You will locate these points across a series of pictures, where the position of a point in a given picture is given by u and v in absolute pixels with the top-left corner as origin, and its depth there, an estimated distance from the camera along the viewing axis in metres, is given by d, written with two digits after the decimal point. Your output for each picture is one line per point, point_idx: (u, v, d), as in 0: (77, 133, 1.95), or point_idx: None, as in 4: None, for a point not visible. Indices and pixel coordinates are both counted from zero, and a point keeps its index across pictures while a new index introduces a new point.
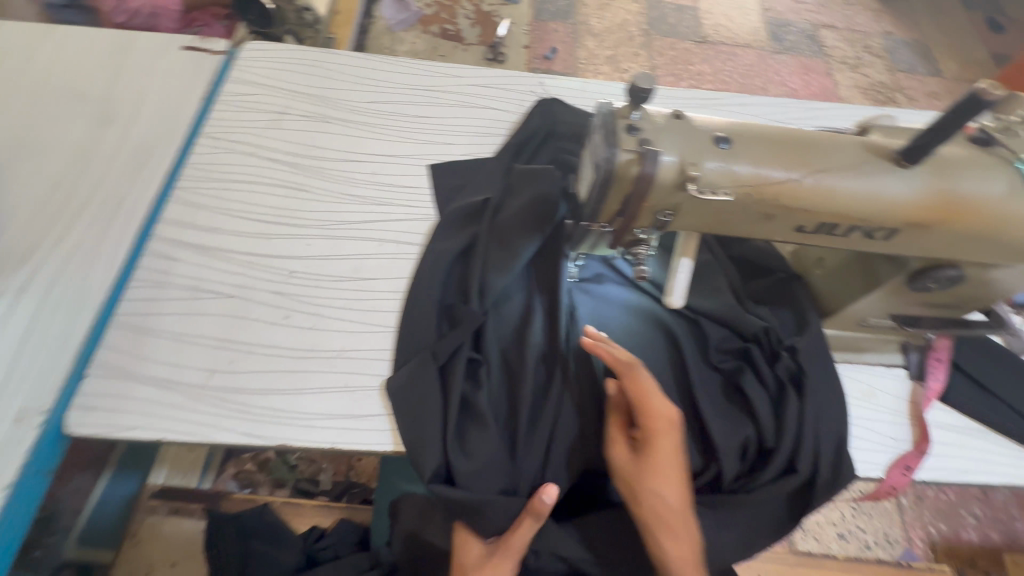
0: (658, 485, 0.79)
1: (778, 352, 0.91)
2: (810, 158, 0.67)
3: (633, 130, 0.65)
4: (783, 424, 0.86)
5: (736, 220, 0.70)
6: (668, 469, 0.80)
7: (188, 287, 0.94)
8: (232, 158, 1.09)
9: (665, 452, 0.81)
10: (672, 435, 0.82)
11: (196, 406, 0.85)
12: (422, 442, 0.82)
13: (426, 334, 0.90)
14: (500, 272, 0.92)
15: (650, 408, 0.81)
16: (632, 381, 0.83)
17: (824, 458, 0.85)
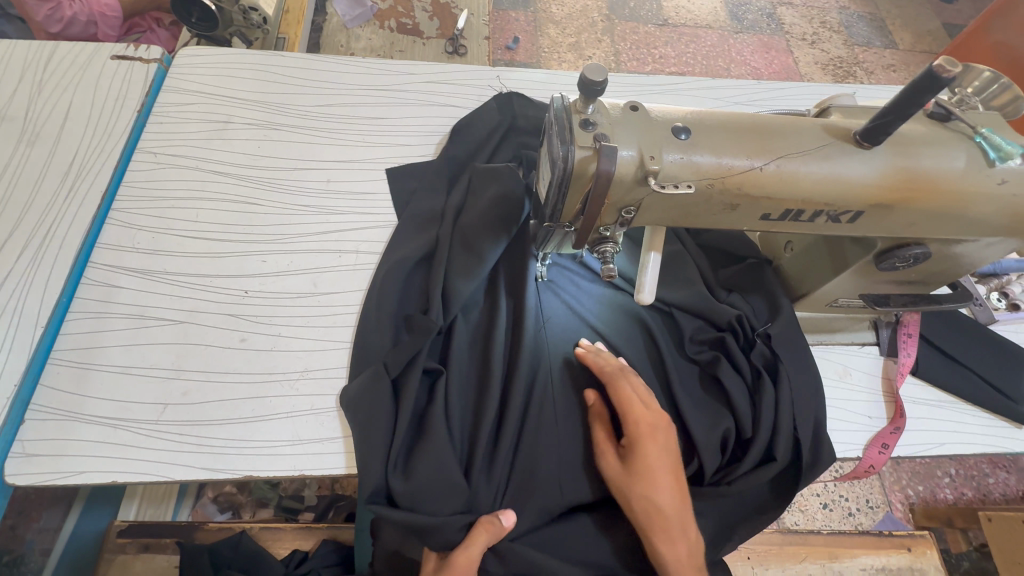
0: (648, 487, 0.78)
1: (754, 340, 0.90)
2: (770, 143, 0.65)
3: (588, 125, 0.62)
4: (759, 414, 0.85)
5: (701, 212, 0.67)
6: (658, 470, 0.79)
7: (133, 316, 0.88)
8: (174, 173, 1.02)
9: (653, 453, 0.79)
10: (662, 435, 0.81)
11: (150, 443, 0.80)
12: (365, 461, 0.77)
13: (386, 345, 0.86)
14: (463, 279, 0.89)
15: (633, 410, 0.81)
16: (614, 386, 0.83)
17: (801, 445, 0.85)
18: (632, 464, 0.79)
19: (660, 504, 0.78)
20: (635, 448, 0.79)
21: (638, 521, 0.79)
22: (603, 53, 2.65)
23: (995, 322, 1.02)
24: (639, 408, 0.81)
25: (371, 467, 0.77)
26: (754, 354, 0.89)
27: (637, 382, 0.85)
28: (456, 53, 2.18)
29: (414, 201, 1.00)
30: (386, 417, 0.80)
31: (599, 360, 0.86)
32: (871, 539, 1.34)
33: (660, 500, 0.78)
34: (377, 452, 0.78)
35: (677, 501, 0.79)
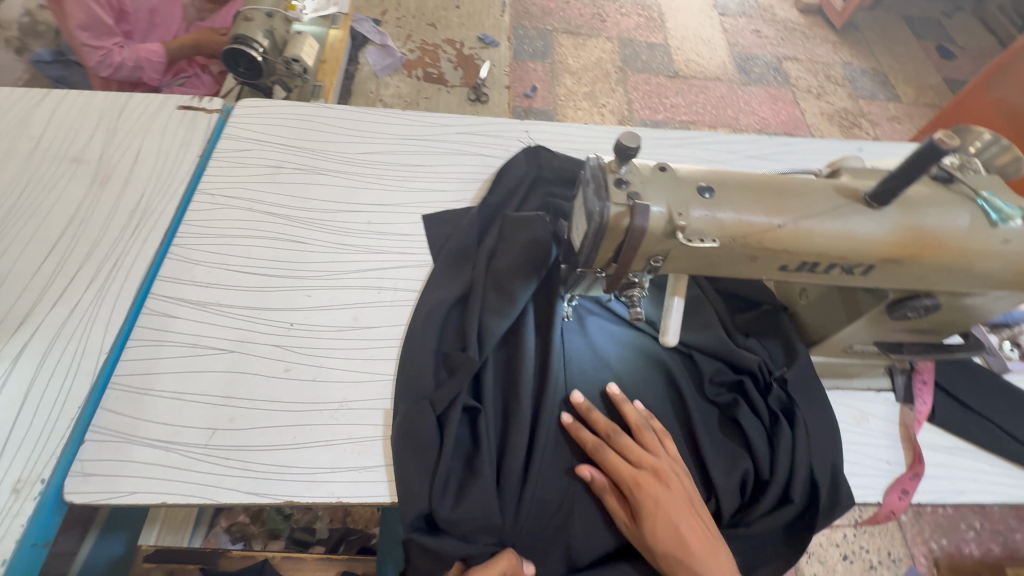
0: (668, 543, 0.79)
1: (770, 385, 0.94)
2: (789, 204, 0.71)
3: (622, 184, 0.69)
4: (777, 457, 0.88)
5: (724, 262, 0.73)
6: (666, 528, 0.80)
7: (187, 344, 0.95)
8: (229, 213, 1.11)
9: (659, 513, 0.80)
10: (662, 490, 0.82)
11: (198, 467, 0.84)
12: (407, 489, 0.82)
13: (424, 380, 0.91)
14: (498, 319, 0.95)
15: (625, 476, 0.83)
16: (601, 457, 0.86)
17: (819, 490, 0.87)
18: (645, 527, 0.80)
19: (688, 557, 0.78)
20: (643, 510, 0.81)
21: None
22: (616, 101, 2.79)
23: (1008, 372, 1.05)
24: (627, 472, 0.84)
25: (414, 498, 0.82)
26: (772, 399, 0.93)
27: (627, 444, 0.86)
28: (478, 100, 2.32)
29: (448, 244, 1.07)
30: (427, 449, 0.85)
31: (582, 432, 0.88)
32: None
33: (685, 552, 0.78)
34: (419, 483, 0.83)
35: (706, 547, 0.78)
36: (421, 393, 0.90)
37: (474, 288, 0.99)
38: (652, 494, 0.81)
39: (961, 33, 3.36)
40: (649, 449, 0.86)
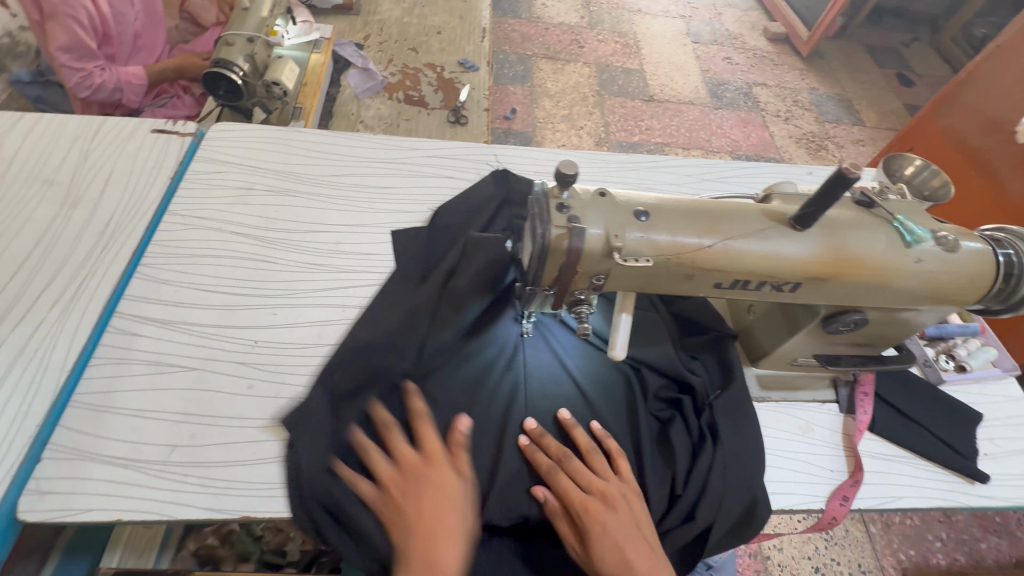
0: (610, 563, 0.80)
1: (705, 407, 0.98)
2: (719, 226, 0.77)
3: (563, 208, 0.73)
4: (696, 476, 0.91)
5: (663, 280, 0.78)
6: (612, 549, 0.81)
7: (149, 362, 0.96)
8: (199, 233, 1.14)
9: (604, 533, 0.82)
10: (609, 513, 0.84)
11: (156, 484, 0.85)
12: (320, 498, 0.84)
13: (360, 389, 0.94)
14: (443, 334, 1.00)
15: (576, 497, 0.86)
16: (554, 479, 0.88)
17: (723, 513, 0.90)
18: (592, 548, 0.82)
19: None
20: (590, 530, 0.83)
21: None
22: (594, 124, 2.89)
23: (944, 382, 1.11)
24: (576, 495, 0.86)
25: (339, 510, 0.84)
26: (705, 418, 0.97)
27: (579, 468, 0.89)
28: (458, 122, 2.39)
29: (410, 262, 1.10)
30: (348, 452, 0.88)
31: (536, 454, 0.90)
32: None
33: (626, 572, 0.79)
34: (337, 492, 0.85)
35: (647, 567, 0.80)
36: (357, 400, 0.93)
37: (421, 302, 1.01)
38: (598, 517, 0.83)
39: (920, 61, 3.54)
40: (600, 472, 0.89)
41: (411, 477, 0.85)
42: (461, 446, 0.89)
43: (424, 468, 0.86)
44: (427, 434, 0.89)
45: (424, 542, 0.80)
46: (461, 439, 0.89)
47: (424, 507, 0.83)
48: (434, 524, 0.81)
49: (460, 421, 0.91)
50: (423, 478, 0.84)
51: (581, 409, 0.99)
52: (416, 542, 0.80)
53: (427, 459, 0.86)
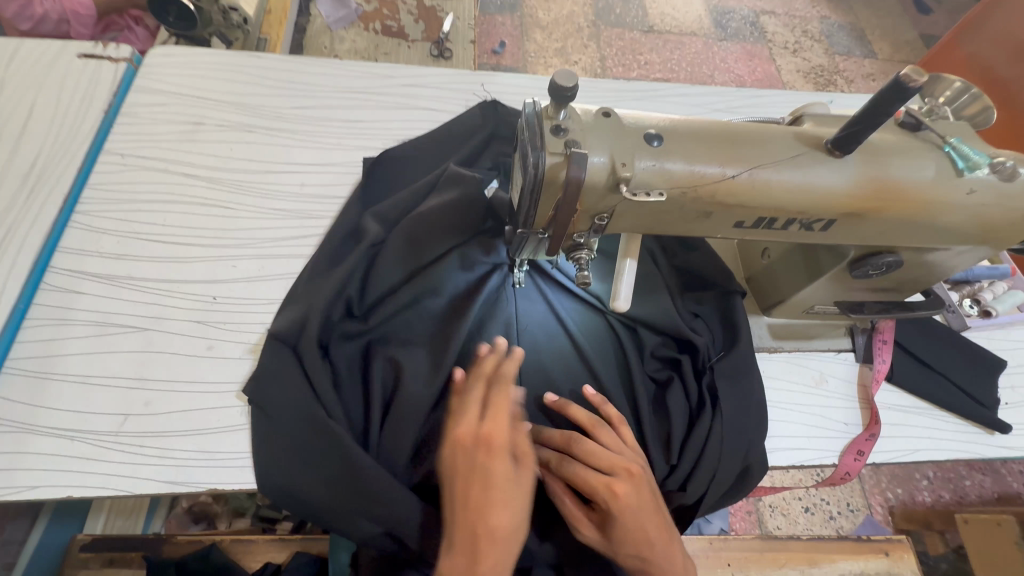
0: (632, 546, 0.73)
1: (703, 372, 0.89)
2: (743, 153, 0.64)
3: (560, 131, 0.61)
4: (690, 446, 0.84)
5: (675, 219, 0.67)
6: (636, 530, 0.72)
7: (94, 323, 0.85)
8: (143, 176, 0.99)
9: (631, 518, 0.72)
10: (633, 491, 0.73)
11: (110, 457, 0.77)
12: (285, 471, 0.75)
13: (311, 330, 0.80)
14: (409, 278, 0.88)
15: (594, 485, 0.73)
16: (559, 464, 0.77)
17: (718, 482, 0.84)
18: (610, 533, 0.74)
19: (649, 555, 0.73)
20: (610, 518, 0.73)
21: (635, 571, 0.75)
22: (589, 58, 2.65)
23: (968, 329, 1.03)
24: (596, 482, 0.74)
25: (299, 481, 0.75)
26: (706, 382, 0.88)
27: (587, 446, 0.77)
28: (441, 56, 2.16)
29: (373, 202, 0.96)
30: (298, 395, 0.77)
31: (540, 451, 0.80)
32: (849, 544, 1.34)
33: (648, 554, 0.73)
34: (298, 466, 0.75)
35: (667, 543, 0.74)
36: (312, 342, 0.79)
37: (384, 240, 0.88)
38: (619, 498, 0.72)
39: None
40: (614, 449, 0.77)
41: (461, 457, 0.69)
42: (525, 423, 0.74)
43: (484, 452, 0.68)
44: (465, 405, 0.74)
45: (474, 540, 0.65)
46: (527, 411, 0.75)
47: (466, 490, 0.67)
48: (486, 512, 0.66)
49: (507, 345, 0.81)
50: (460, 465, 0.69)
51: (576, 366, 0.90)
52: (455, 527, 0.66)
53: (467, 440, 0.70)
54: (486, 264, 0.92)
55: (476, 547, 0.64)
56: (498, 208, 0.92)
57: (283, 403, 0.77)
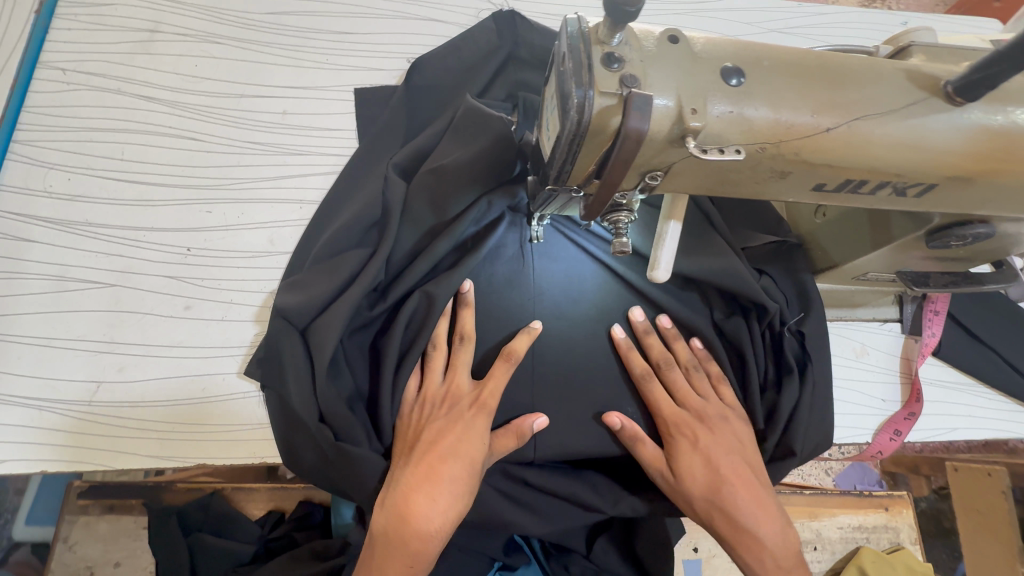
0: (712, 503, 0.72)
1: (782, 337, 0.81)
2: (841, 99, 0.50)
3: (613, 62, 0.46)
4: (776, 421, 0.79)
5: (744, 180, 0.53)
6: (723, 472, 0.72)
7: (52, 277, 0.75)
8: (91, 98, 0.83)
9: (703, 463, 0.73)
10: (713, 434, 0.75)
11: (85, 428, 0.70)
12: (292, 446, 0.70)
13: (327, 316, 0.68)
14: (428, 243, 0.76)
15: (683, 420, 0.76)
16: (646, 391, 0.78)
17: (798, 452, 0.78)
18: (682, 481, 0.73)
19: (737, 515, 0.71)
20: (694, 463, 0.73)
21: (717, 534, 0.73)
22: None
23: None
24: (689, 423, 0.75)
25: (309, 458, 0.70)
26: (785, 345, 0.80)
27: (676, 379, 0.79)
28: None
29: (375, 140, 0.82)
30: (308, 385, 0.67)
31: (630, 363, 0.78)
32: (850, 499, 1.34)
33: (739, 511, 0.71)
34: (307, 441, 0.69)
35: (755, 503, 0.72)
36: (325, 328, 0.67)
37: (402, 201, 0.75)
38: (704, 436, 0.74)
39: None
40: (683, 386, 0.78)
41: (436, 408, 0.72)
42: (522, 441, 0.72)
43: (463, 407, 0.71)
44: (440, 356, 0.75)
45: (421, 479, 0.65)
46: (528, 434, 0.73)
47: (428, 435, 0.69)
48: (442, 459, 0.67)
49: (464, 289, 0.76)
50: (430, 418, 0.71)
51: (599, 337, 0.81)
52: (406, 468, 0.67)
53: (451, 394, 0.72)
54: (506, 220, 0.80)
55: (416, 487, 0.65)
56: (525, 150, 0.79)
57: (285, 384, 0.68)
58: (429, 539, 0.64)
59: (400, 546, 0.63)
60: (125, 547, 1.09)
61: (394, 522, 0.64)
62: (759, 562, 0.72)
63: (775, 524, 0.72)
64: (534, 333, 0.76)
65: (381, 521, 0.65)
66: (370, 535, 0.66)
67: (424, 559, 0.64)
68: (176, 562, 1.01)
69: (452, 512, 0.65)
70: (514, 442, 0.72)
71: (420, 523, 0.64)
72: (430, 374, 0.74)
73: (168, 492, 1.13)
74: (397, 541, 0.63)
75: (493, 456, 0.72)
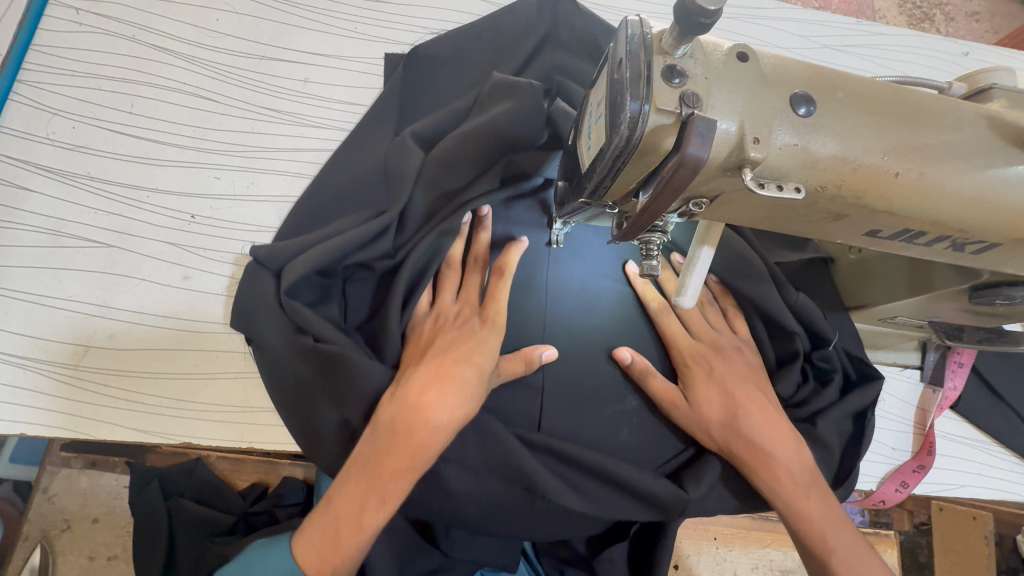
0: (731, 430, 0.69)
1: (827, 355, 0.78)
2: (912, 141, 0.46)
3: (674, 76, 0.42)
4: (807, 402, 0.77)
5: (794, 217, 0.49)
6: (735, 390, 0.71)
7: (46, 231, 0.71)
8: (102, 42, 0.78)
9: (718, 392, 0.71)
10: (723, 363, 0.73)
11: (70, 393, 0.67)
12: (283, 407, 0.67)
13: (305, 263, 0.64)
14: (447, 209, 0.71)
15: (697, 350, 0.74)
16: (663, 327, 0.76)
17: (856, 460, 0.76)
18: (697, 409, 0.71)
19: (760, 440, 0.68)
20: (706, 385, 0.72)
21: (736, 462, 0.69)
22: None
23: None
24: (702, 350, 0.74)
25: (300, 424, 0.66)
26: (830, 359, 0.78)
27: (693, 315, 0.77)
28: None
29: (399, 105, 0.78)
30: (288, 345, 0.64)
31: (649, 297, 0.77)
32: None
33: (753, 428, 0.68)
34: (292, 407, 0.66)
35: (773, 427, 0.69)
36: (300, 268, 0.63)
37: (413, 164, 0.70)
38: (716, 363, 0.72)
39: None
40: (698, 318, 0.77)
41: (449, 320, 0.68)
42: (529, 368, 0.69)
43: (475, 321, 0.68)
44: (454, 277, 0.72)
45: (432, 377, 0.60)
46: (536, 363, 0.69)
47: (439, 342, 0.65)
48: (455, 361, 0.62)
49: (483, 212, 0.72)
50: (441, 329, 0.67)
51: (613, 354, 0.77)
52: (417, 369, 0.62)
53: (463, 311, 0.69)
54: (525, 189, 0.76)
55: (426, 383, 0.59)
56: (559, 123, 0.74)
57: (274, 333, 0.65)
58: (437, 434, 0.58)
59: (405, 435, 0.57)
60: (105, 504, 1.07)
61: (401, 411, 0.58)
62: (782, 486, 0.67)
63: (794, 443, 0.68)
64: (524, 246, 0.73)
65: (389, 410, 0.59)
66: (372, 424, 0.59)
67: (427, 454, 0.57)
68: (152, 527, 0.99)
69: (462, 412, 0.59)
70: (520, 367, 0.68)
71: (429, 414, 0.57)
72: (444, 293, 0.71)
73: (152, 453, 1.11)
74: (403, 430, 0.57)
75: (498, 378, 0.67)
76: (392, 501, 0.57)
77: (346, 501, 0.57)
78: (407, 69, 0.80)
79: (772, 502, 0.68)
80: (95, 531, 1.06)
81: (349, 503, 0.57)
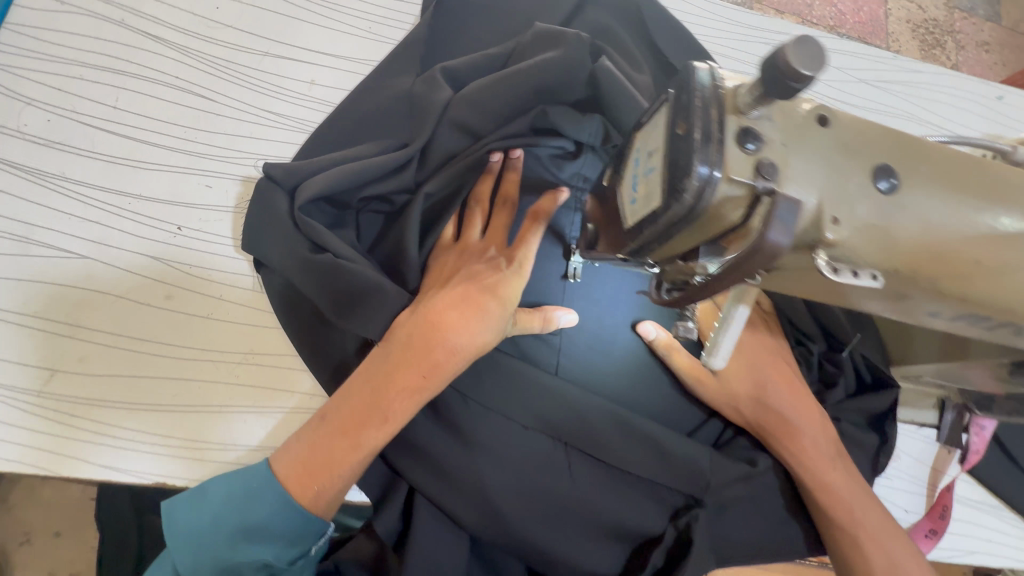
0: (759, 404, 0.67)
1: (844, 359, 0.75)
2: (989, 221, 0.41)
3: (748, 140, 0.36)
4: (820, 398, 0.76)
5: (853, 295, 0.45)
6: (762, 364, 0.68)
7: (13, 237, 0.64)
8: (86, 25, 0.70)
9: (746, 366, 0.68)
10: (752, 337, 0.70)
11: (29, 423, 0.60)
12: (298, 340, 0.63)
13: (320, 181, 0.60)
14: (473, 147, 0.66)
15: None
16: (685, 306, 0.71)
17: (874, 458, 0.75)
18: (725, 381, 0.68)
19: (786, 413, 0.66)
20: (736, 356, 0.69)
21: (763, 435, 0.67)
22: None
23: None
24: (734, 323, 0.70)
25: (312, 357, 0.62)
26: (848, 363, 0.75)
27: None
28: None
29: (434, 52, 0.74)
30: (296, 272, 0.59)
31: None
32: None
33: (780, 400, 0.67)
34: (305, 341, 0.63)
35: (800, 402, 0.67)
36: (313, 185, 0.60)
37: (439, 96, 0.65)
38: (746, 335, 0.70)
39: None
40: None
41: (470, 257, 0.61)
42: (545, 328, 0.63)
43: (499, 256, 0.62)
44: (481, 214, 0.64)
45: (456, 300, 0.55)
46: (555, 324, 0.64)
47: (462, 273, 0.59)
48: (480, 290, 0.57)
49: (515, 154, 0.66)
50: (466, 262, 0.61)
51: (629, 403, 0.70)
52: (441, 291, 0.57)
53: (487, 247, 0.62)
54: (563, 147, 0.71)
55: (449, 304, 0.55)
56: (605, 87, 0.66)
57: (284, 265, 0.60)
58: (454, 356, 0.53)
59: (422, 351, 0.53)
60: (69, 517, 1.00)
61: (419, 328, 0.54)
62: (807, 459, 0.65)
63: (818, 416, 0.67)
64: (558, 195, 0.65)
65: (409, 323, 0.55)
66: (386, 339, 0.55)
67: (442, 375, 0.53)
68: (119, 548, 0.93)
69: (482, 340, 0.55)
70: (537, 326, 0.63)
71: (448, 335, 0.53)
72: (469, 229, 0.64)
73: None
74: (419, 347, 0.53)
75: (514, 329, 0.61)
76: (395, 420, 0.52)
77: (346, 413, 0.52)
78: (441, 12, 0.75)
79: (796, 475, 0.66)
80: (57, 547, 0.99)
81: (349, 417, 0.52)
